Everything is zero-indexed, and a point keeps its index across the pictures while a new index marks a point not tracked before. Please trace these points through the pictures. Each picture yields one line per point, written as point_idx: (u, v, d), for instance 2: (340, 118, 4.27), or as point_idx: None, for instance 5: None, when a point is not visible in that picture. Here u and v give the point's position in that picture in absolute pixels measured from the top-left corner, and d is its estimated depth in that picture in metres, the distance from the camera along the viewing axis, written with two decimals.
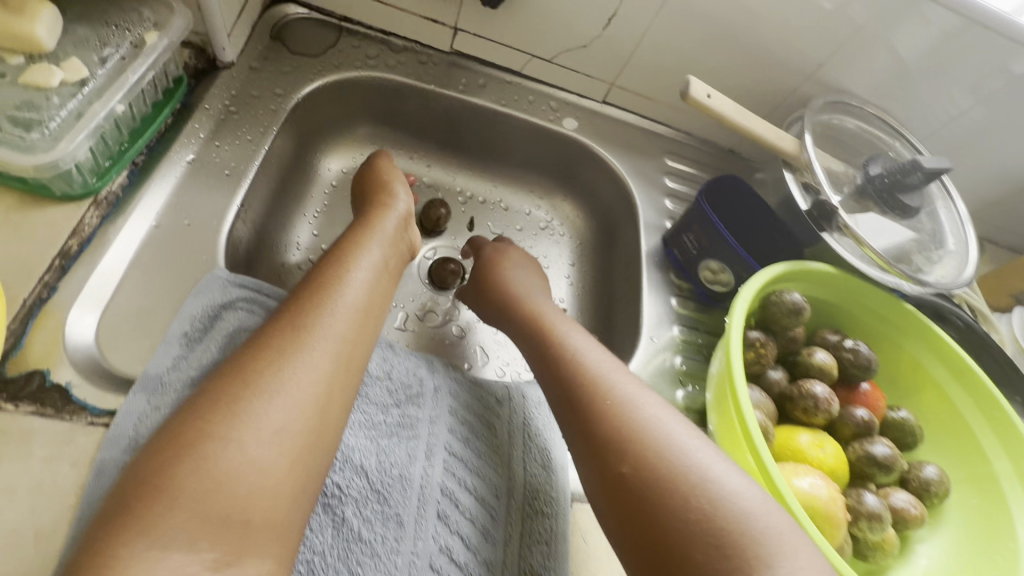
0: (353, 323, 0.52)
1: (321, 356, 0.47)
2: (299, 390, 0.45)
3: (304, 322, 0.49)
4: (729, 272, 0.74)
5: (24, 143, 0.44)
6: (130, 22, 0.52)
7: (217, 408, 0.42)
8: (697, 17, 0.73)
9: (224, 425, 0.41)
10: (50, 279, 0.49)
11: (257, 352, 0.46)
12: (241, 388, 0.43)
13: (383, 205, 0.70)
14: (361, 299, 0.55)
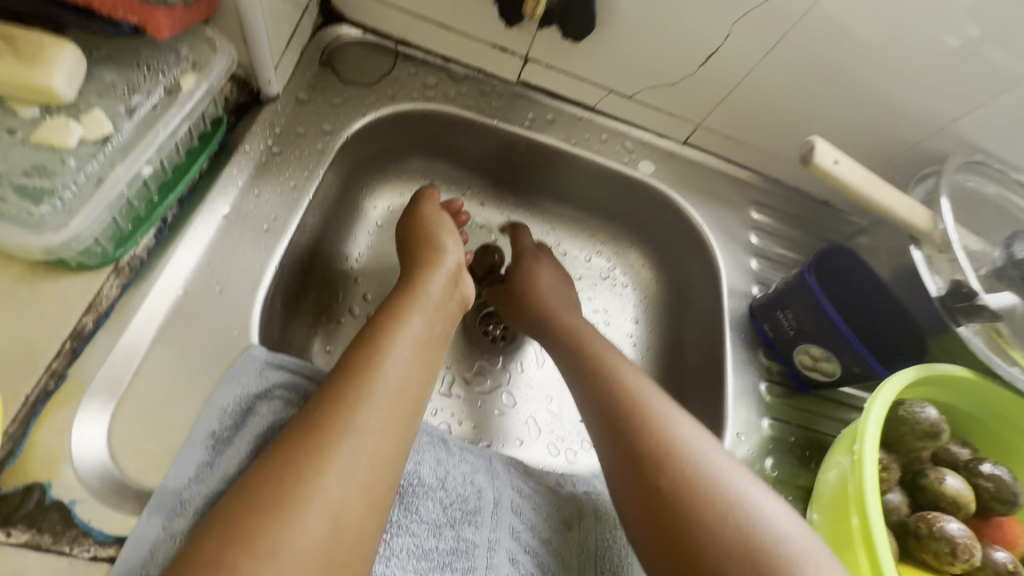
0: (392, 415, 0.44)
1: (351, 463, 0.40)
2: (323, 507, 0.38)
3: (334, 420, 0.42)
4: (835, 362, 0.62)
5: (32, 219, 0.37)
6: (164, 63, 0.44)
7: (225, 534, 0.36)
8: (817, 57, 0.61)
9: (237, 557, 0.35)
10: (58, 367, 0.42)
11: (281, 458, 0.40)
12: (258, 513, 0.37)
13: (434, 252, 0.62)
14: (403, 383, 0.47)
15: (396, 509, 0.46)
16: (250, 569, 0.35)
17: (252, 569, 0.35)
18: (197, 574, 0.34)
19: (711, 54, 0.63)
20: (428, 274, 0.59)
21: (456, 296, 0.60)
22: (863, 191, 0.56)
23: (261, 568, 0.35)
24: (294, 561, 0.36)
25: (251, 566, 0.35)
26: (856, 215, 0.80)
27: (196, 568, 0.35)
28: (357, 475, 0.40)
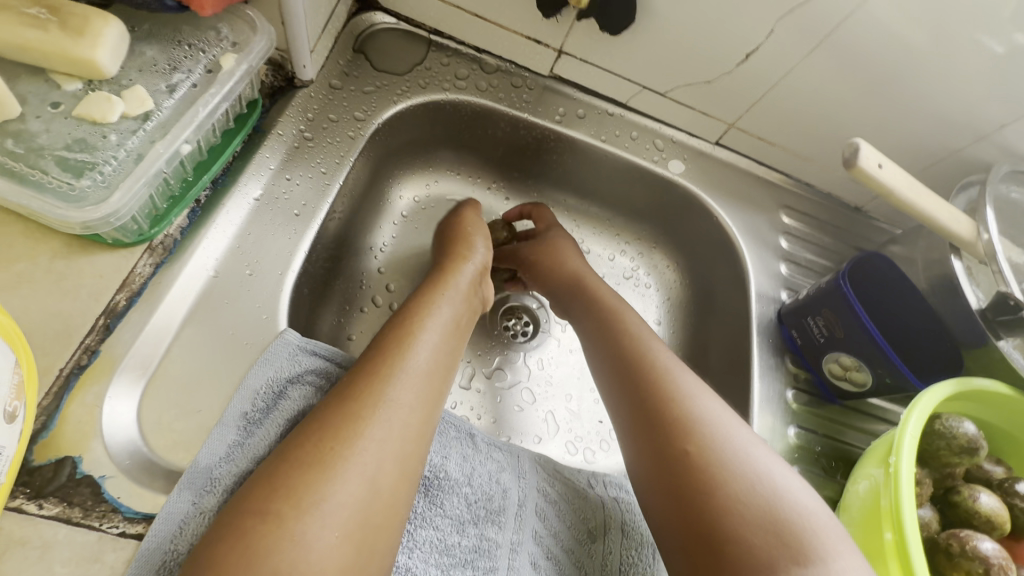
0: (427, 390, 0.45)
1: (388, 429, 0.41)
2: (362, 468, 0.38)
3: (372, 388, 0.42)
4: (866, 371, 0.61)
5: (73, 192, 0.37)
6: (205, 42, 0.44)
7: (268, 489, 0.36)
8: (861, 60, 0.59)
9: (279, 508, 0.35)
10: (92, 343, 0.42)
11: (322, 422, 0.40)
12: (300, 470, 0.37)
13: (468, 241, 0.63)
14: (436, 361, 0.47)
15: (421, 502, 0.46)
16: (292, 520, 0.35)
17: (295, 521, 0.35)
18: (241, 524, 0.35)
19: (751, 53, 0.62)
20: (460, 260, 0.59)
21: (484, 290, 0.61)
22: (905, 198, 0.54)
23: (304, 522, 0.35)
24: (334, 517, 0.36)
25: (293, 518, 0.35)
26: (889, 223, 0.78)
27: (240, 520, 0.35)
28: (391, 442, 0.40)
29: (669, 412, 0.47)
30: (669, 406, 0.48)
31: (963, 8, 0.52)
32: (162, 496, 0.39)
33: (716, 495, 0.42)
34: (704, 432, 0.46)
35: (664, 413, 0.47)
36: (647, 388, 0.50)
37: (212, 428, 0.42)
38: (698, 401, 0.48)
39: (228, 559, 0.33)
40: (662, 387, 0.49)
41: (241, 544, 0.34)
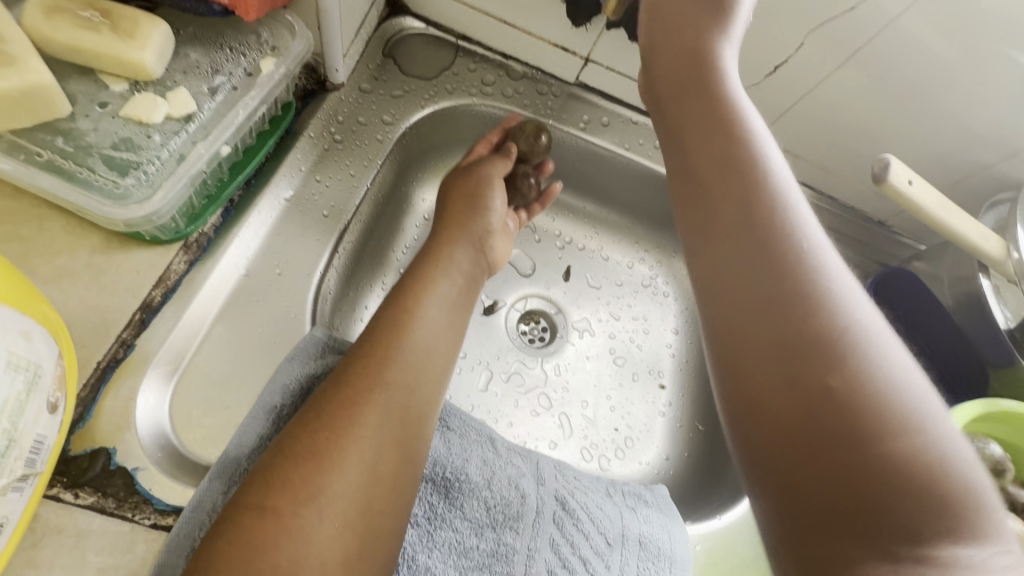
0: (420, 377, 0.46)
1: (382, 416, 0.42)
2: (359, 455, 0.39)
3: (366, 378, 0.43)
4: None
5: (118, 190, 0.38)
6: (246, 45, 0.45)
7: (267, 482, 0.37)
8: (893, 74, 0.59)
9: (278, 503, 0.36)
10: (127, 337, 0.43)
11: (316, 410, 0.41)
12: (297, 462, 0.38)
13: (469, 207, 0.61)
14: (427, 348, 0.48)
15: (440, 503, 0.48)
16: (291, 513, 0.36)
17: (294, 514, 0.36)
18: (243, 518, 0.36)
19: (780, 65, 0.62)
20: (457, 234, 0.59)
21: (482, 264, 0.61)
22: (936, 216, 0.54)
23: (303, 514, 0.36)
24: (332, 507, 0.37)
25: (292, 511, 0.36)
26: (913, 238, 0.77)
27: (242, 514, 0.36)
28: (386, 430, 0.42)
29: (769, 184, 0.32)
30: (780, 246, 0.30)
31: (1001, 26, 0.52)
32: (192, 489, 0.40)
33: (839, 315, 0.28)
34: (834, 308, 0.29)
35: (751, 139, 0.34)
36: (750, 225, 0.31)
37: (243, 421, 0.43)
38: (839, 274, 0.30)
39: (232, 552, 0.34)
40: (775, 214, 0.31)
41: (244, 538, 0.35)
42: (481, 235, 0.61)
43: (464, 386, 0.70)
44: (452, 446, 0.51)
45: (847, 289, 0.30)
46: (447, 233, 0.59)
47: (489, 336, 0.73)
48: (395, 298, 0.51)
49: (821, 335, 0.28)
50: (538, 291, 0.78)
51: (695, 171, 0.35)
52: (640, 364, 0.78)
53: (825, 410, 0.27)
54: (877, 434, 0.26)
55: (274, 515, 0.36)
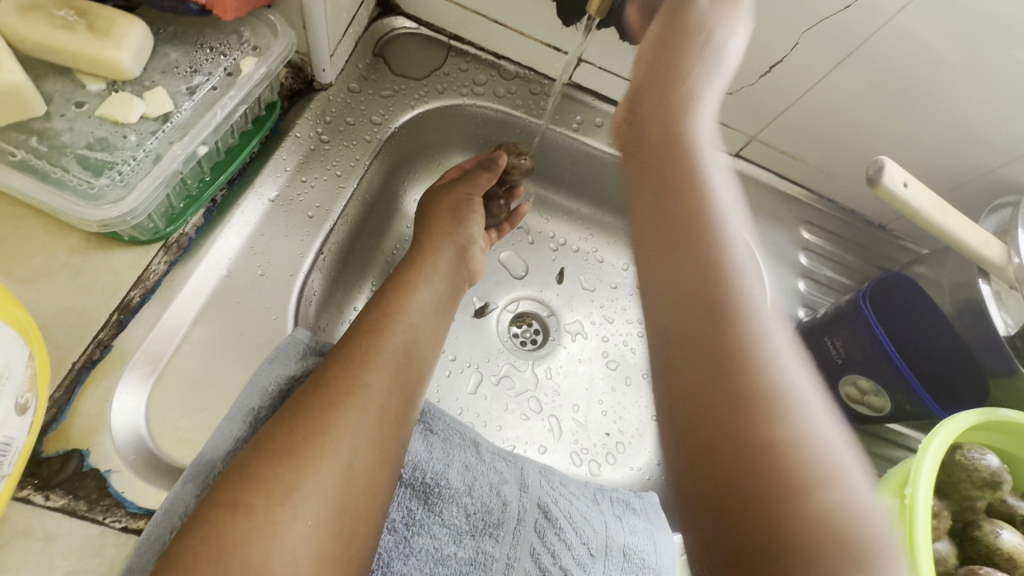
0: (401, 379, 0.45)
1: (362, 417, 0.41)
2: (337, 456, 0.39)
3: (345, 380, 0.43)
4: (885, 397, 0.59)
5: (92, 190, 0.37)
6: (227, 45, 0.44)
7: (243, 478, 0.37)
8: (891, 75, 0.58)
9: (252, 499, 0.36)
10: (104, 338, 0.43)
11: (295, 410, 0.41)
12: (273, 462, 0.38)
13: (451, 223, 0.61)
14: (407, 350, 0.47)
15: (419, 508, 0.47)
16: (266, 509, 0.36)
17: (268, 511, 0.36)
18: (215, 514, 0.36)
19: (774, 65, 0.61)
20: (442, 240, 0.59)
21: (466, 267, 0.60)
22: (934, 219, 0.52)
23: (277, 511, 0.36)
24: (308, 506, 0.37)
25: (266, 508, 0.36)
26: (914, 242, 0.76)
27: (214, 510, 0.36)
28: (364, 431, 0.41)
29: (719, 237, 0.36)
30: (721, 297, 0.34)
31: (1001, 26, 0.50)
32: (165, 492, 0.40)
33: (769, 374, 0.31)
34: (766, 348, 0.32)
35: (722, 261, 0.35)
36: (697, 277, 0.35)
37: (220, 422, 0.43)
38: (774, 325, 0.33)
39: (205, 547, 0.34)
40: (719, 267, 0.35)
41: (217, 535, 0.35)
42: (465, 242, 0.61)
43: (452, 388, 0.70)
44: (434, 451, 0.50)
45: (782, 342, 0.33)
46: (431, 239, 0.59)
47: (479, 338, 0.73)
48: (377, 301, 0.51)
49: (742, 375, 0.31)
50: (530, 293, 0.77)
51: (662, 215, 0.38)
52: (633, 368, 0.77)
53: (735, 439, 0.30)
54: (779, 459, 0.29)
55: (249, 514, 0.36)
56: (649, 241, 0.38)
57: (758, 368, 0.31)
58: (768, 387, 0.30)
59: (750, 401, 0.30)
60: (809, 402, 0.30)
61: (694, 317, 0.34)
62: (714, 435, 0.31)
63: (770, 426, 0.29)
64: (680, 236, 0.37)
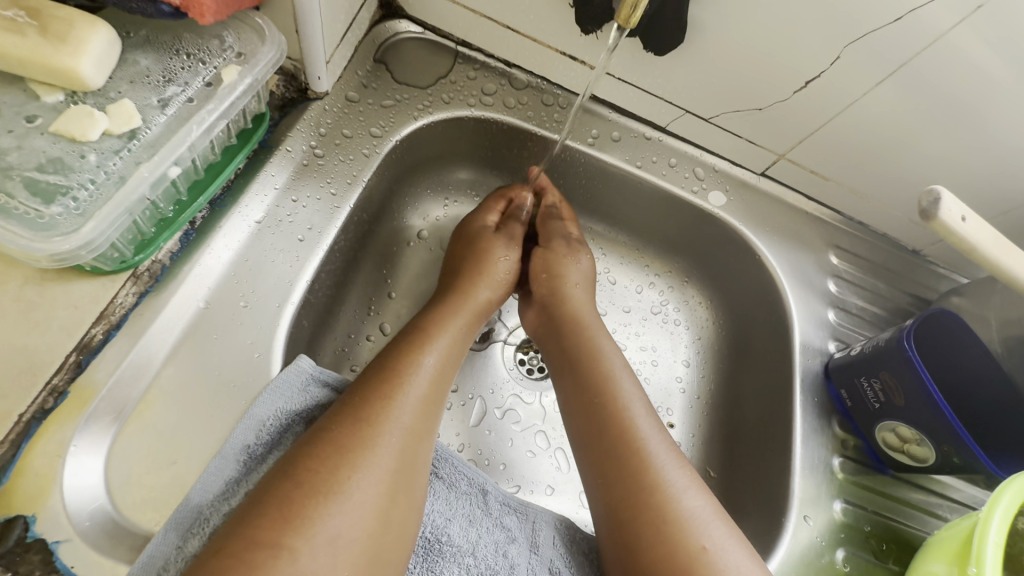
0: (431, 413, 0.43)
1: (399, 452, 0.39)
2: (376, 494, 0.36)
3: (382, 413, 0.40)
4: (929, 447, 0.54)
5: (41, 220, 0.32)
6: (206, 50, 0.39)
7: (280, 516, 0.33)
8: (939, 95, 0.52)
9: (293, 541, 0.32)
10: (59, 383, 0.38)
11: (332, 441, 0.37)
12: (314, 498, 0.34)
13: (490, 282, 0.58)
14: (437, 380, 0.45)
15: (417, 566, 0.41)
16: (305, 552, 0.33)
17: (309, 555, 0.32)
18: (250, 558, 0.31)
19: (811, 81, 0.55)
20: (466, 302, 0.55)
21: (485, 322, 0.57)
22: (990, 255, 0.47)
23: (316, 555, 0.33)
24: (345, 551, 0.34)
25: (305, 551, 0.33)
26: (951, 270, 0.70)
27: (248, 553, 0.32)
28: (401, 468, 0.38)
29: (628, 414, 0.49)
30: (633, 463, 0.46)
31: None
32: (123, 566, 0.35)
33: (678, 500, 0.43)
34: (674, 499, 0.44)
35: (646, 486, 0.44)
36: (615, 444, 0.47)
37: (211, 460, 0.39)
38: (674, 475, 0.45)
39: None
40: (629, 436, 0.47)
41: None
42: (480, 309, 0.56)
43: (454, 422, 0.64)
44: (437, 501, 0.45)
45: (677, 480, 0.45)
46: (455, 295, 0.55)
47: (483, 367, 0.67)
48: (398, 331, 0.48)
49: (649, 529, 0.43)
50: None
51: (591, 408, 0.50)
52: (648, 399, 0.72)
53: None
54: None
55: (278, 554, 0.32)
56: (589, 446, 0.48)
57: (670, 525, 0.42)
58: (673, 517, 0.43)
59: (653, 493, 0.44)
60: (691, 498, 0.44)
61: (624, 496, 0.45)
62: None
63: (672, 534, 0.42)
64: (610, 471, 0.46)
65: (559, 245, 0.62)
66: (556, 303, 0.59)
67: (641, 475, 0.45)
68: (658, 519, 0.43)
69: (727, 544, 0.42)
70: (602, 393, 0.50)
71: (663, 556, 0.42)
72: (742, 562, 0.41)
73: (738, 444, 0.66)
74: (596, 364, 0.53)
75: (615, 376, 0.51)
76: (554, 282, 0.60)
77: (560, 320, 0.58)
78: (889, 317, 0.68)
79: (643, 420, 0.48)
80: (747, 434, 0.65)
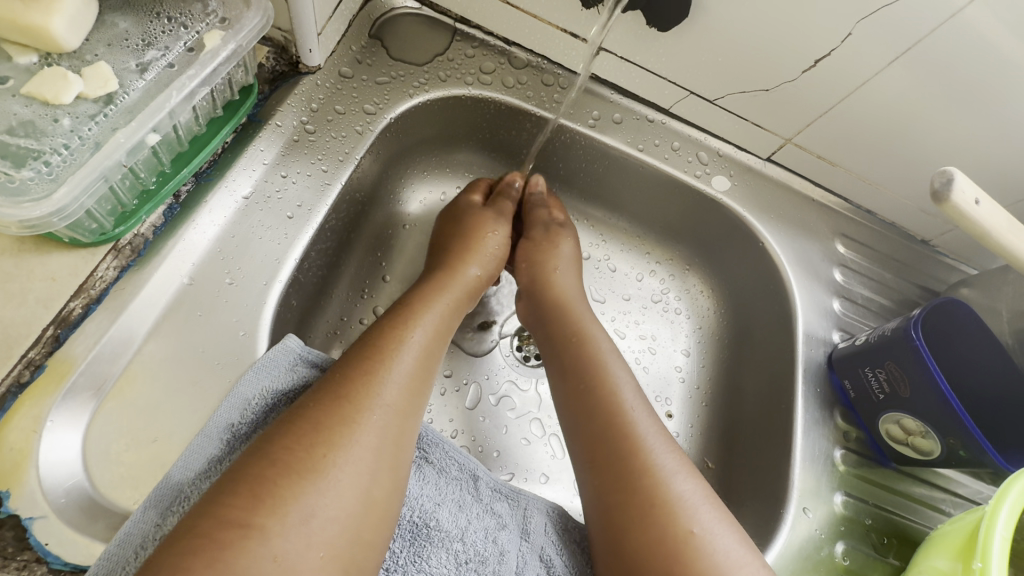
0: (418, 392, 0.42)
1: (380, 432, 0.38)
2: (357, 474, 0.35)
3: (356, 385, 0.39)
4: (935, 440, 0.52)
5: (12, 185, 0.32)
6: (189, 15, 0.38)
7: (252, 493, 0.32)
8: (954, 76, 0.50)
9: (264, 521, 0.31)
10: (36, 356, 0.37)
11: (310, 420, 0.36)
12: (289, 477, 0.33)
13: (477, 257, 0.56)
14: (420, 356, 0.44)
15: (404, 551, 0.40)
16: (280, 532, 0.31)
17: (282, 535, 0.31)
18: (218, 536, 0.30)
19: (819, 60, 0.53)
20: (449, 271, 0.53)
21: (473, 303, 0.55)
22: (1005, 241, 0.45)
23: (291, 535, 0.32)
24: (323, 533, 0.33)
25: (279, 532, 0.31)
26: (960, 260, 0.69)
27: (216, 531, 0.31)
28: (382, 446, 0.37)
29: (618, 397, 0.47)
30: (622, 445, 0.45)
31: None
32: (97, 545, 0.34)
33: (668, 485, 0.42)
34: (664, 482, 0.42)
35: (634, 471, 0.43)
36: (604, 426, 0.46)
37: (194, 438, 0.38)
38: (664, 458, 0.44)
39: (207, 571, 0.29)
40: (618, 419, 0.46)
41: (219, 560, 0.30)
42: (465, 273, 0.55)
43: (448, 408, 0.63)
44: (427, 486, 0.44)
45: (666, 461, 0.44)
46: (441, 274, 0.53)
47: (479, 353, 0.66)
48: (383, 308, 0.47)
49: (637, 512, 0.41)
50: None
51: (581, 391, 0.49)
52: (646, 388, 0.70)
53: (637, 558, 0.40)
54: None
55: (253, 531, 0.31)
56: (579, 432, 0.47)
57: (658, 507, 0.41)
58: (662, 500, 0.41)
59: (642, 477, 0.43)
60: (679, 483, 0.43)
61: (613, 479, 0.43)
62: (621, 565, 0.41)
63: (661, 517, 0.41)
64: (603, 453, 0.45)
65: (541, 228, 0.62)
66: (542, 286, 0.58)
67: (631, 458, 0.44)
68: (647, 502, 0.42)
69: (717, 528, 0.41)
70: (592, 376, 0.49)
71: (650, 539, 0.40)
72: (732, 547, 0.40)
73: (737, 435, 0.65)
74: (587, 347, 0.51)
75: (606, 360, 0.50)
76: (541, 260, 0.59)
77: (546, 306, 0.57)
78: (896, 309, 0.66)
79: (640, 406, 0.47)
80: (747, 425, 0.64)
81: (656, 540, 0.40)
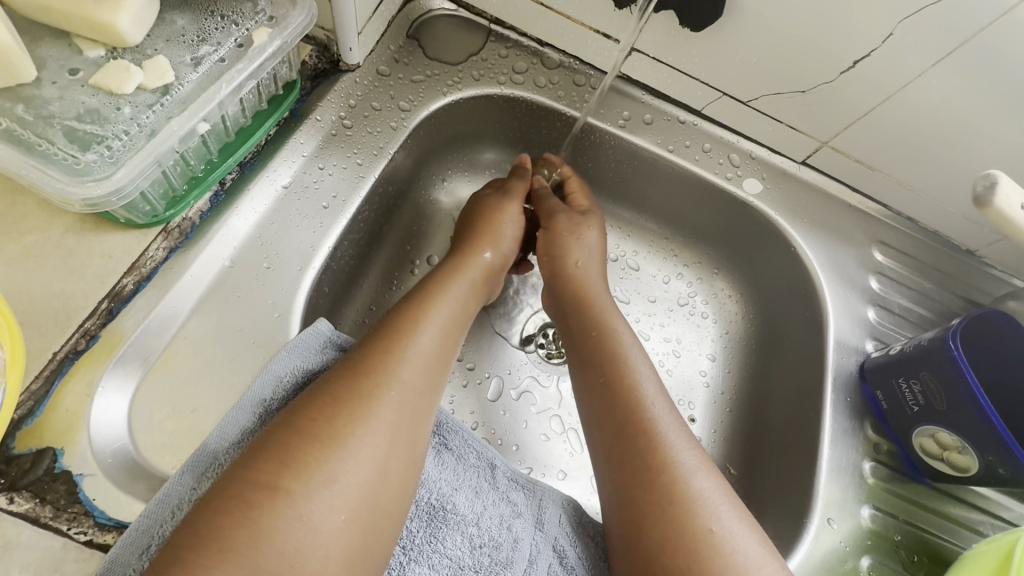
0: (436, 373, 0.43)
1: (397, 407, 0.39)
2: (379, 449, 0.36)
3: (378, 365, 0.40)
4: (972, 455, 0.50)
5: (78, 166, 0.35)
6: (240, 13, 0.41)
7: (276, 458, 0.34)
8: (1001, 80, 0.48)
9: (285, 480, 0.33)
10: (91, 327, 0.40)
11: (332, 392, 0.38)
12: (311, 444, 0.35)
13: (491, 241, 0.57)
14: (442, 342, 0.45)
15: (420, 531, 0.41)
16: (304, 494, 0.33)
17: (305, 497, 0.33)
18: (248, 496, 0.32)
19: (860, 60, 0.52)
20: (468, 261, 0.54)
21: (490, 286, 0.56)
22: None
23: (314, 500, 0.33)
24: (341, 497, 0.34)
25: (304, 494, 0.33)
26: (1008, 271, 0.65)
27: (246, 492, 0.32)
28: (401, 421, 0.39)
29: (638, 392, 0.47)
30: (641, 441, 0.44)
31: None
32: (138, 504, 0.36)
33: (685, 482, 0.42)
34: (684, 479, 0.42)
35: (655, 465, 0.43)
36: (626, 422, 0.46)
37: (230, 409, 0.40)
38: (686, 455, 0.43)
39: (242, 520, 0.31)
40: (639, 416, 0.46)
41: (254, 520, 0.31)
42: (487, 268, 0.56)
43: (470, 400, 0.64)
44: (445, 471, 0.45)
45: (687, 458, 0.43)
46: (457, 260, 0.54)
47: (502, 348, 0.67)
48: (409, 298, 0.48)
49: (655, 507, 0.41)
50: None
51: (601, 386, 0.49)
52: (669, 391, 0.70)
53: (655, 553, 0.40)
54: None
55: (280, 495, 0.33)
56: (600, 427, 0.47)
57: (677, 502, 0.41)
58: (683, 497, 0.41)
59: (660, 474, 0.42)
60: (700, 479, 0.42)
61: (632, 475, 0.43)
62: (640, 560, 0.41)
63: (681, 514, 0.40)
64: (620, 447, 0.45)
65: (560, 221, 0.61)
66: (561, 282, 0.58)
67: (652, 455, 0.43)
68: (664, 499, 0.41)
69: (735, 527, 0.40)
70: (615, 369, 0.49)
71: (666, 537, 0.40)
72: (750, 546, 0.40)
73: (761, 443, 0.63)
74: (603, 345, 0.51)
75: (626, 354, 0.50)
76: (554, 260, 0.59)
77: (569, 300, 0.57)
78: (936, 320, 0.63)
79: (657, 401, 0.47)
80: (772, 432, 0.63)
81: (673, 535, 0.40)
